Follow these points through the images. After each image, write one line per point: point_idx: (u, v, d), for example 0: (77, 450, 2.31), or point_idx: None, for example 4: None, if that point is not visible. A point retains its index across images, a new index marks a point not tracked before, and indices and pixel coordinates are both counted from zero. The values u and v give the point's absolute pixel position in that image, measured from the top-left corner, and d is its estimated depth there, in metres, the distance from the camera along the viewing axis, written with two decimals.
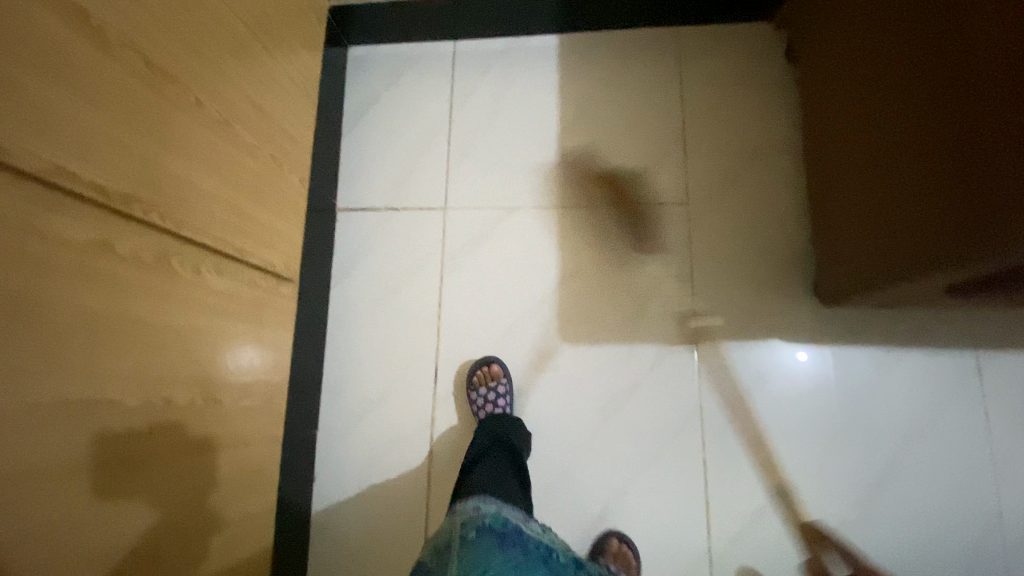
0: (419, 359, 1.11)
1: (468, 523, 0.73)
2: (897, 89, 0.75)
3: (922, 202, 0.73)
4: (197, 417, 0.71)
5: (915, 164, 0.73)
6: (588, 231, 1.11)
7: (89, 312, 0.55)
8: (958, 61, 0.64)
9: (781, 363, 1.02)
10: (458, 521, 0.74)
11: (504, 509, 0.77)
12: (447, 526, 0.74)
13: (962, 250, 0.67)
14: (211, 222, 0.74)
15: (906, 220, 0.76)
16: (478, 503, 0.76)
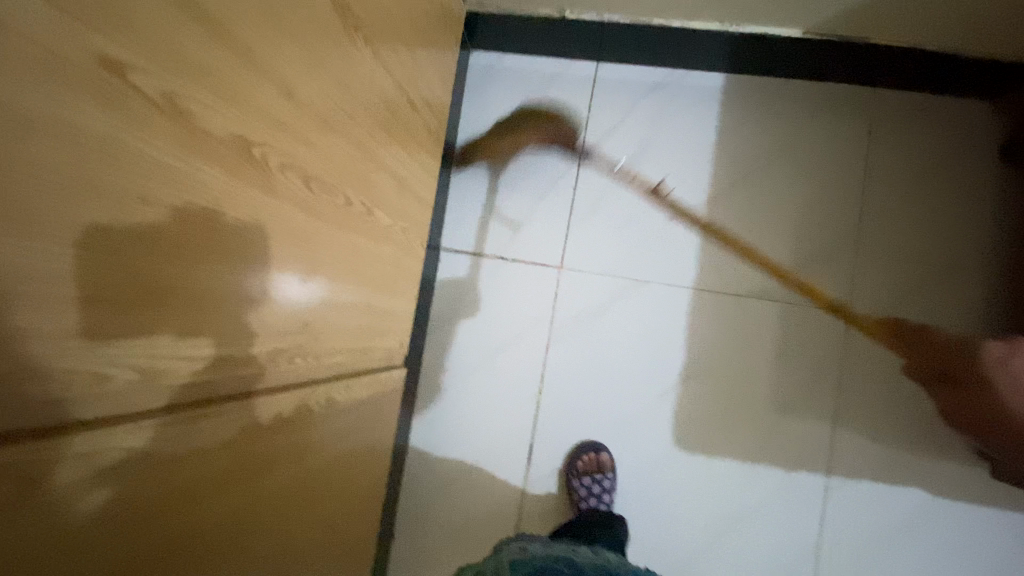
0: (515, 435, 1.02)
1: (517, 564, 0.75)
2: None
3: None
4: (316, 548, 0.65)
5: None
6: (726, 329, 0.98)
7: (236, 507, 0.48)
8: None
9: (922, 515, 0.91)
10: (506, 558, 0.78)
11: (553, 549, 0.80)
12: (492, 563, 0.78)
13: None
14: (344, 335, 0.64)
15: None
16: (524, 549, 0.81)
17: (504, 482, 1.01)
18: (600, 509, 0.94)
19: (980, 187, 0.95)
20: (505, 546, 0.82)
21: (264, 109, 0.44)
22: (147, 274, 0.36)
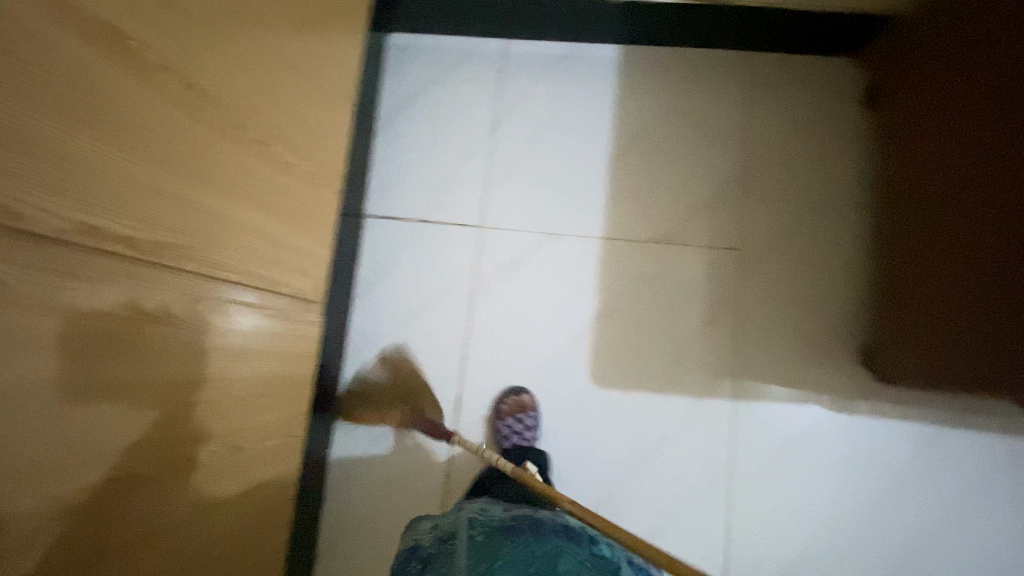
0: (441, 389, 1.04)
1: (476, 525, 0.76)
2: (1004, 198, 0.69)
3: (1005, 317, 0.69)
4: (217, 464, 0.66)
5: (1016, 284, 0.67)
6: (635, 272, 1.04)
7: (114, 381, 0.51)
8: None
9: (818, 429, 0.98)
10: (466, 520, 0.77)
11: (512, 510, 0.79)
12: (452, 525, 0.78)
13: None
14: (243, 256, 0.67)
15: (981, 334, 0.73)
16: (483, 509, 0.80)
17: (432, 432, 1.04)
18: (524, 446, 0.98)
19: (852, 133, 1.05)
20: (466, 505, 0.82)
21: (137, 9, 0.49)
22: (13, 120, 0.39)
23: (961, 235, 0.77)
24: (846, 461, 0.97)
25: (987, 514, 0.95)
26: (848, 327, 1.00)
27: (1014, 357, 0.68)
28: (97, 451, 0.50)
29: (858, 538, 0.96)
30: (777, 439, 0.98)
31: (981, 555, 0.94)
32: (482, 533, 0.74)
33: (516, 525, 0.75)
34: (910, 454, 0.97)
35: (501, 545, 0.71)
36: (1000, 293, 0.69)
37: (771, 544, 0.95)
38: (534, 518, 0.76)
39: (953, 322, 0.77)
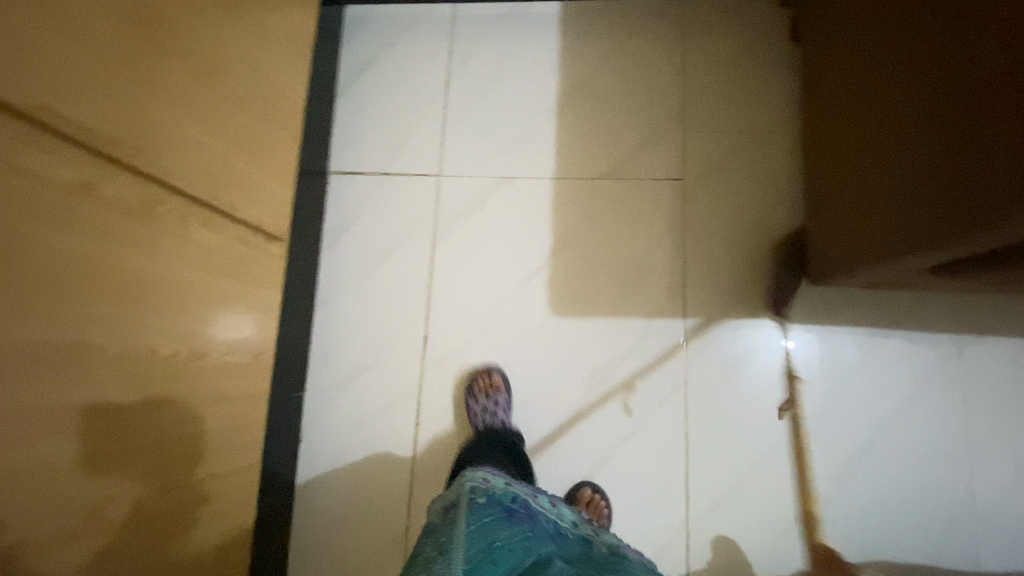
0: (408, 327, 1.10)
1: (477, 490, 0.73)
2: (904, 76, 0.75)
3: (914, 185, 0.73)
4: (183, 368, 0.69)
5: (918, 152, 0.72)
6: (585, 205, 1.10)
7: (78, 259, 0.55)
8: (966, 48, 0.64)
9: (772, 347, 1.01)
10: (467, 487, 0.73)
11: (513, 486, 0.75)
12: (455, 491, 0.74)
13: (949, 232, 0.68)
14: (201, 174, 0.71)
15: (896, 207, 0.77)
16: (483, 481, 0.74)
17: (402, 371, 1.08)
18: (496, 425, 1.01)
19: (781, 63, 1.12)
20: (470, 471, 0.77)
21: None
22: None
23: (875, 122, 0.82)
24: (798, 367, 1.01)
25: (934, 410, 0.97)
26: (790, 241, 1.05)
27: (918, 228, 0.73)
28: (56, 319, 0.53)
29: (812, 440, 0.98)
30: (728, 358, 1.02)
31: (932, 446, 0.96)
32: (482, 506, 0.70)
33: (514, 509, 0.71)
34: (855, 355, 0.99)
35: (497, 529, 0.67)
36: (894, 178, 0.77)
37: (727, 453, 0.99)
38: (534, 508, 0.72)
39: (863, 215, 0.86)
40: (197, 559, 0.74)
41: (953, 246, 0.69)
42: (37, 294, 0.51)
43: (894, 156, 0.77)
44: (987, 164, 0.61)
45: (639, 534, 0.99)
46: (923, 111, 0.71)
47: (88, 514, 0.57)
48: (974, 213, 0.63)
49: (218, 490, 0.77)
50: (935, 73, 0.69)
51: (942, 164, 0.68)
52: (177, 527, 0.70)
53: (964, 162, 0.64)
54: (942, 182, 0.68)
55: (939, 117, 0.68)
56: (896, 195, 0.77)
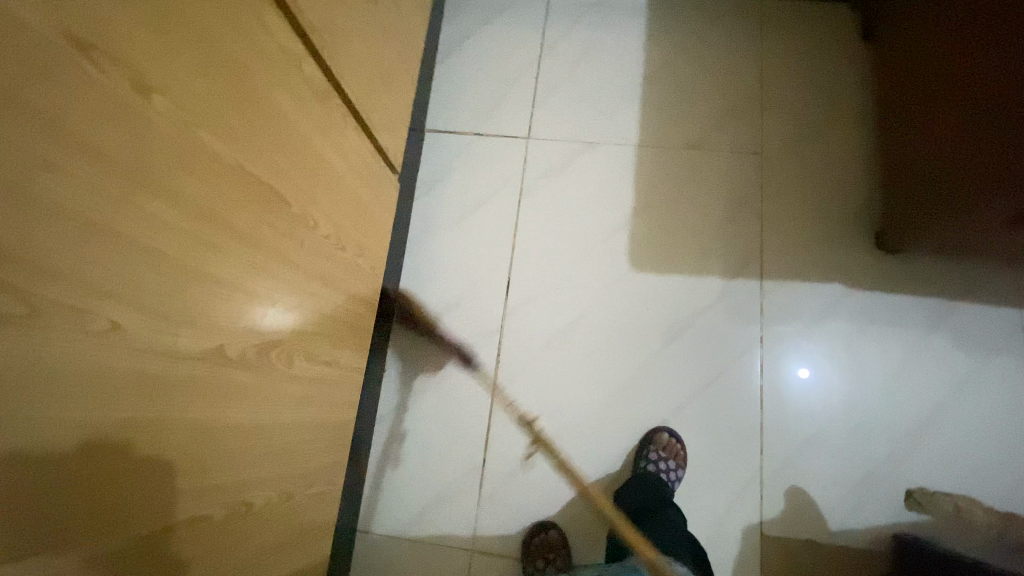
0: (492, 272, 1.14)
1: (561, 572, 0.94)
2: (972, 41, 0.83)
3: (992, 134, 0.80)
4: (327, 250, 0.74)
5: (992, 103, 0.80)
6: (665, 174, 1.17)
7: (282, 115, 0.61)
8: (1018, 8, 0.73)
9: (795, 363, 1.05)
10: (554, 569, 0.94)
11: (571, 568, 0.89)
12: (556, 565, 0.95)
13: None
14: (355, 82, 0.78)
15: (976, 158, 0.84)
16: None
17: (484, 312, 1.12)
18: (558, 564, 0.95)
19: (853, 56, 1.19)
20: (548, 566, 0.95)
21: None
22: None
23: (947, 88, 0.90)
24: (817, 388, 1.03)
25: (1000, 377, 1.01)
26: (864, 215, 1.10)
27: (999, 172, 0.80)
28: (266, 161, 0.58)
29: (881, 402, 1.02)
30: (773, 349, 1.05)
31: (1000, 411, 1.00)
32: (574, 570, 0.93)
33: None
34: (921, 323, 1.04)
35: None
36: (971, 130, 0.84)
37: (801, 410, 1.02)
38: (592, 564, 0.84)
39: (942, 177, 0.91)
40: (317, 441, 0.76)
41: None
42: (257, 133, 0.56)
43: (969, 112, 0.85)
44: None
45: (715, 483, 1.00)
46: (990, 69, 0.79)
47: (261, 352, 0.60)
48: None
49: (336, 381, 0.80)
50: (998, 34, 0.77)
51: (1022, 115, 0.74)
52: (310, 401, 0.73)
53: None
54: (1016, 124, 0.75)
55: (1006, 68, 0.76)
56: (975, 147, 0.84)
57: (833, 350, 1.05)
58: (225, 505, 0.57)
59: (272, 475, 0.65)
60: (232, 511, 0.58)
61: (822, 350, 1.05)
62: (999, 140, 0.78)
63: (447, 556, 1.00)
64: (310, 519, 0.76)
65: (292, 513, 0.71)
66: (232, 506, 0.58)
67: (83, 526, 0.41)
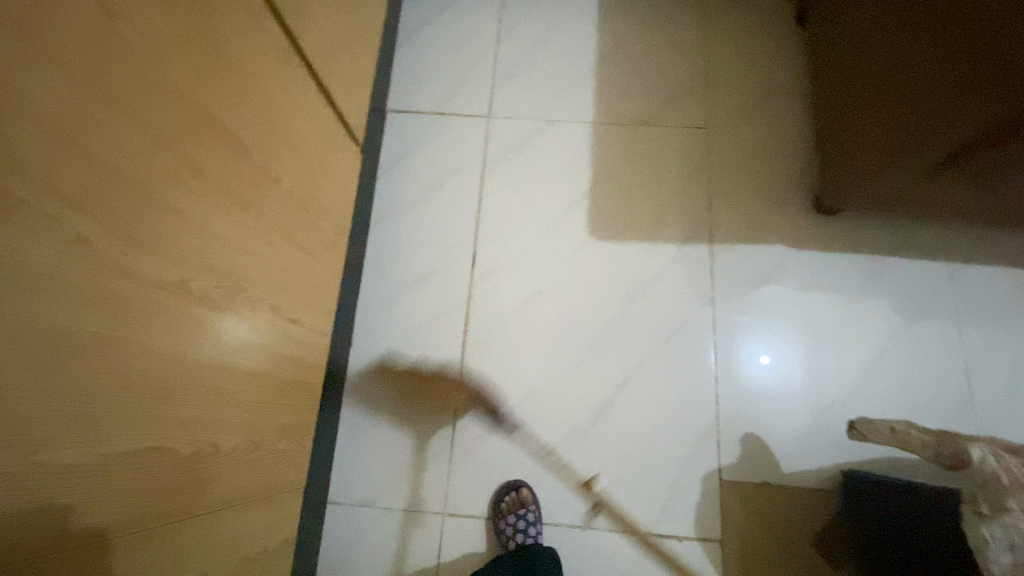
0: (458, 244, 1.17)
1: None
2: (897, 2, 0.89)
3: (919, 86, 0.86)
4: (291, 206, 0.75)
5: (917, 57, 0.86)
6: (621, 149, 1.22)
7: (242, 63, 0.63)
8: None
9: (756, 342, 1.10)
10: None
11: None
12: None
13: (961, 112, 0.80)
14: (315, 48, 0.81)
15: (906, 110, 0.90)
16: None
17: (450, 284, 1.15)
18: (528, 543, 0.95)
19: (789, 38, 1.29)
20: None
21: None
22: None
23: (875, 48, 0.96)
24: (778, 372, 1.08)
25: (930, 324, 1.10)
26: (804, 182, 1.18)
27: (929, 121, 0.86)
28: (227, 106, 0.60)
29: (827, 354, 1.08)
30: (726, 309, 1.11)
31: (931, 356, 1.08)
32: None
33: None
34: (859, 280, 1.12)
35: None
36: (900, 85, 0.90)
37: (753, 365, 1.08)
38: None
39: (873, 133, 0.98)
40: (285, 396, 0.77)
41: (962, 125, 0.81)
42: (217, 76, 0.58)
43: (897, 69, 0.91)
44: (978, 44, 0.74)
45: (677, 437, 1.04)
46: (915, 25, 0.86)
47: (227, 293, 0.62)
48: (976, 87, 0.76)
49: (303, 340, 0.81)
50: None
51: (948, 60, 0.80)
52: (275, 355, 0.73)
53: (957, 50, 0.78)
54: (943, 73, 0.81)
55: (930, 22, 0.82)
56: (903, 100, 0.90)
57: (781, 308, 1.11)
58: (193, 442, 0.57)
59: (240, 420, 0.66)
60: (198, 451, 0.58)
61: (771, 308, 1.11)
62: (918, 90, 0.86)
63: (419, 521, 1.01)
64: (279, 476, 0.76)
65: (259, 466, 0.71)
66: (198, 445, 0.58)
67: (64, 433, 0.42)
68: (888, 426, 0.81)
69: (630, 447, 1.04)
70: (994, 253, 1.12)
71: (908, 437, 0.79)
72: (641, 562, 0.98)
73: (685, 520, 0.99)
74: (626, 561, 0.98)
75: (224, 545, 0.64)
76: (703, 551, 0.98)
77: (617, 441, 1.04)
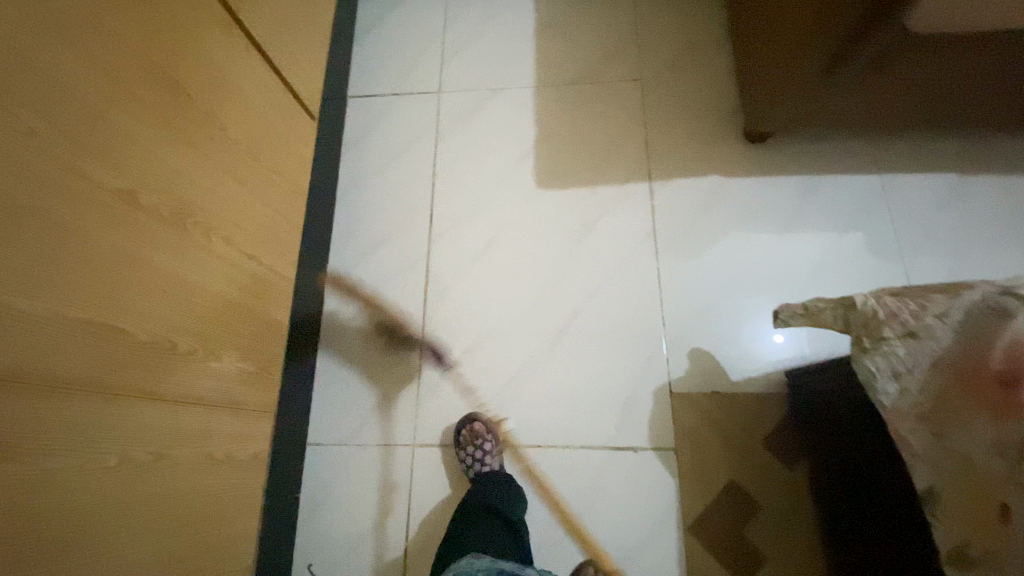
0: (417, 206, 1.27)
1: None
2: None
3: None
4: (240, 154, 0.86)
5: None
6: (562, 106, 1.31)
7: (178, 23, 0.75)
8: None
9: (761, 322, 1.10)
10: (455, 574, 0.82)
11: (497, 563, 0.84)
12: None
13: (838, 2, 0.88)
14: (255, 24, 0.93)
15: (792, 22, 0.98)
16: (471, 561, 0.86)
17: (411, 241, 1.24)
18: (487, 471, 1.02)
19: None
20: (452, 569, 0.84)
21: None
22: None
23: None
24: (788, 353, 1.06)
25: (865, 234, 1.15)
26: (734, 118, 1.25)
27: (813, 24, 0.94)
28: (165, 56, 0.72)
29: (768, 270, 1.14)
30: (669, 238, 1.18)
31: (868, 262, 1.13)
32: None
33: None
34: (793, 200, 1.18)
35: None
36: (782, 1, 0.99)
37: (698, 286, 1.14)
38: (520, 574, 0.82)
39: (771, 53, 1.06)
40: (247, 322, 0.87)
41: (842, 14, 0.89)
42: (153, 29, 0.70)
43: None
44: None
45: (629, 357, 1.10)
46: None
47: (180, 213, 0.72)
48: None
49: (261, 276, 0.91)
50: None
51: None
52: (234, 282, 0.84)
53: None
54: None
55: None
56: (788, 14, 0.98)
57: (722, 232, 1.17)
58: (150, 333, 0.67)
59: (199, 329, 0.75)
60: (155, 342, 0.67)
61: (711, 233, 1.17)
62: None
63: (392, 453, 1.08)
64: (244, 393, 0.85)
65: (222, 378, 0.80)
66: (155, 337, 0.67)
67: (28, 285, 0.52)
68: (800, 304, 0.86)
69: (585, 372, 1.10)
70: (918, 163, 1.18)
71: (817, 311, 0.83)
72: (603, 470, 1.04)
73: (641, 432, 1.05)
74: (587, 471, 1.04)
75: (190, 436, 0.73)
76: (658, 458, 1.03)
77: (572, 367, 1.11)
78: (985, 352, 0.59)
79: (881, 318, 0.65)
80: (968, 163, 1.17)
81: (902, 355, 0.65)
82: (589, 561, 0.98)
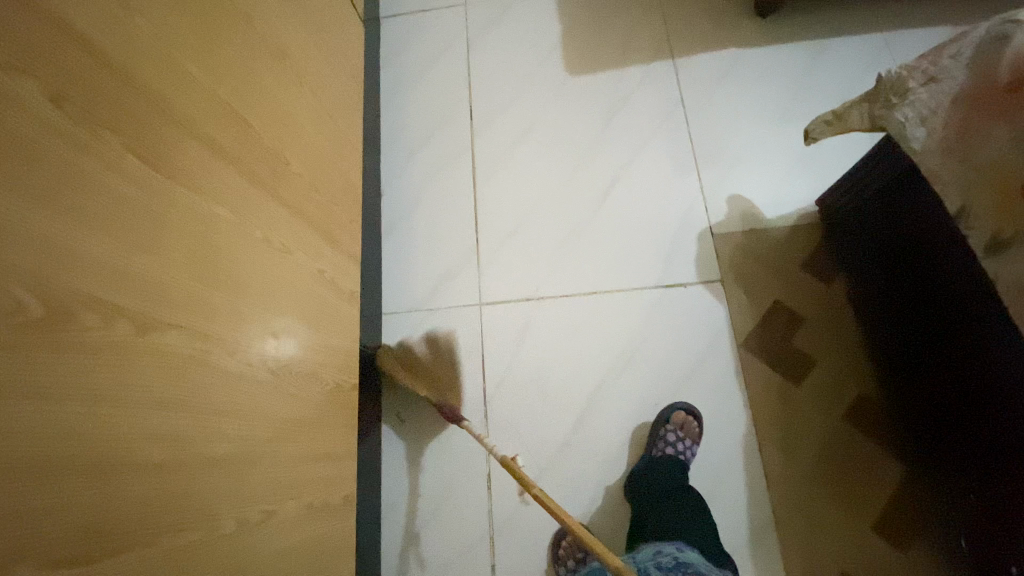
0: (457, 104, 1.37)
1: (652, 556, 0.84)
2: None
3: None
4: (314, 22, 0.96)
5: None
6: (582, 5, 1.41)
7: None
8: None
9: (787, 167, 1.20)
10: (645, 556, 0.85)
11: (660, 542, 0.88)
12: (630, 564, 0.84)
13: None
14: None
15: None
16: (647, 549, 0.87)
17: (455, 134, 1.34)
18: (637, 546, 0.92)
19: None
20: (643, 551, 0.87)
21: None
22: None
23: None
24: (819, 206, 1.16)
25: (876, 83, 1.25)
26: None
27: None
28: None
29: (789, 123, 1.24)
30: (694, 106, 1.28)
31: None
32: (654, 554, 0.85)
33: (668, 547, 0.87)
34: (805, 62, 1.28)
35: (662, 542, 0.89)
36: None
37: (726, 143, 1.24)
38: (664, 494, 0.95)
39: None
40: (332, 171, 0.96)
41: None
42: None
43: None
44: None
45: (671, 210, 1.20)
46: None
47: (279, 49, 0.82)
48: None
49: (338, 137, 1.01)
50: None
51: None
52: (321, 132, 0.93)
53: None
54: None
55: None
56: None
57: (743, 96, 1.27)
58: (271, 142, 0.76)
59: (301, 158, 0.85)
60: (275, 151, 0.77)
61: (734, 98, 1.27)
62: None
63: (460, 313, 1.18)
64: (337, 232, 0.95)
65: (320, 210, 0.90)
66: (275, 147, 0.77)
67: (194, 56, 0.62)
68: (827, 115, 0.94)
69: (630, 226, 1.20)
70: (916, 20, 1.29)
71: (842, 114, 0.92)
72: (658, 306, 1.13)
73: (688, 269, 1.15)
74: (643, 309, 1.13)
75: (305, 247, 0.82)
76: (707, 291, 1.12)
77: (618, 222, 1.21)
78: (991, 73, 0.68)
79: (903, 75, 0.79)
80: (961, 15, 1.28)
81: (924, 99, 0.76)
82: (679, 406, 1.04)
